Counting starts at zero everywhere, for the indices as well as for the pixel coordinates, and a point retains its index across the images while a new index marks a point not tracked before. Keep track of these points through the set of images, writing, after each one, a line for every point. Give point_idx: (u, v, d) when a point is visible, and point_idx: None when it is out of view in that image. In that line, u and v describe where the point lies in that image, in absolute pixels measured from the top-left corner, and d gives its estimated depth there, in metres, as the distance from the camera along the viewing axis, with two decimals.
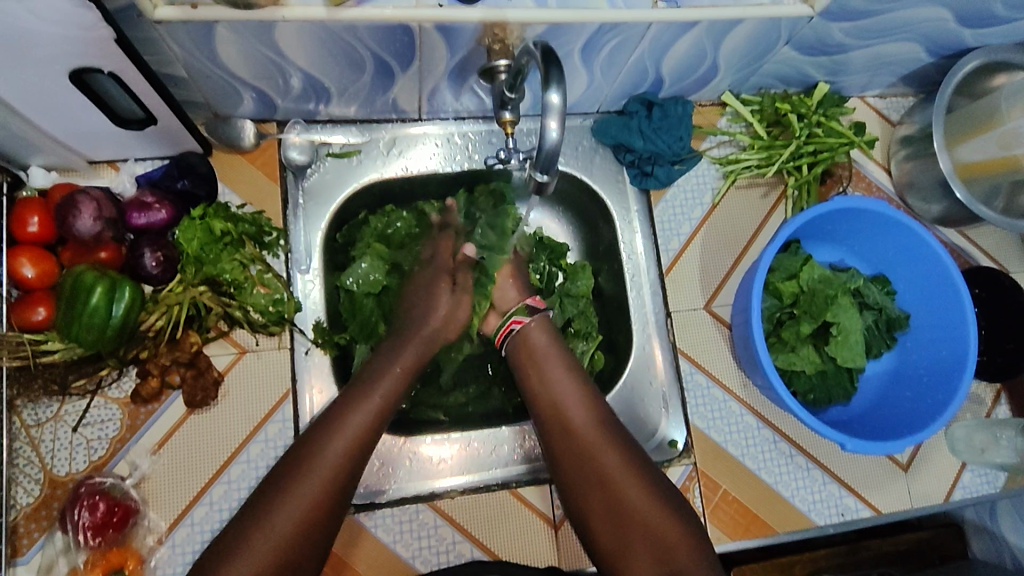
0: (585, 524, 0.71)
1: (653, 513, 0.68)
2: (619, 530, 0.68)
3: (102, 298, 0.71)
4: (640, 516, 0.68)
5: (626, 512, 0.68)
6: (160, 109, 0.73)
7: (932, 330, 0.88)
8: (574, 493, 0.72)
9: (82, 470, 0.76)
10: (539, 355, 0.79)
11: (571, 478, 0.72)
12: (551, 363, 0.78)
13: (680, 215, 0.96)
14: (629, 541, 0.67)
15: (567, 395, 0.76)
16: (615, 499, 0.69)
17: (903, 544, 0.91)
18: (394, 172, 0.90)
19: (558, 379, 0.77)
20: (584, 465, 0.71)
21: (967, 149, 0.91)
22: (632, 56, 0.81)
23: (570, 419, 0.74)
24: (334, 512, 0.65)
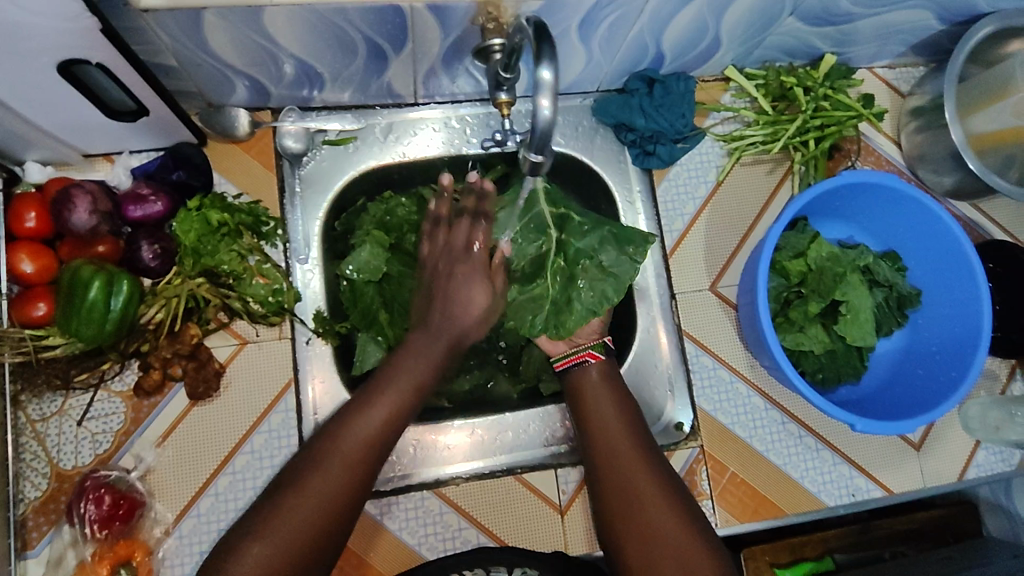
0: (616, 548, 0.70)
1: (688, 539, 0.67)
2: (649, 551, 0.67)
3: (100, 292, 0.71)
4: (674, 541, 0.67)
5: (660, 537, 0.67)
6: (153, 100, 0.72)
7: (946, 306, 0.85)
8: (609, 516, 0.71)
9: (88, 463, 0.76)
10: (590, 383, 0.79)
11: (608, 498, 0.71)
12: (602, 390, 0.78)
13: (684, 194, 0.94)
14: (659, 562, 0.66)
15: (614, 418, 0.76)
16: (649, 522, 0.68)
17: (914, 522, 0.93)
18: (392, 159, 0.89)
19: (607, 407, 0.77)
20: (622, 487, 0.71)
21: (981, 119, 0.88)
22: (632, 30, 0.79)
23: (616, 441, 0.74)
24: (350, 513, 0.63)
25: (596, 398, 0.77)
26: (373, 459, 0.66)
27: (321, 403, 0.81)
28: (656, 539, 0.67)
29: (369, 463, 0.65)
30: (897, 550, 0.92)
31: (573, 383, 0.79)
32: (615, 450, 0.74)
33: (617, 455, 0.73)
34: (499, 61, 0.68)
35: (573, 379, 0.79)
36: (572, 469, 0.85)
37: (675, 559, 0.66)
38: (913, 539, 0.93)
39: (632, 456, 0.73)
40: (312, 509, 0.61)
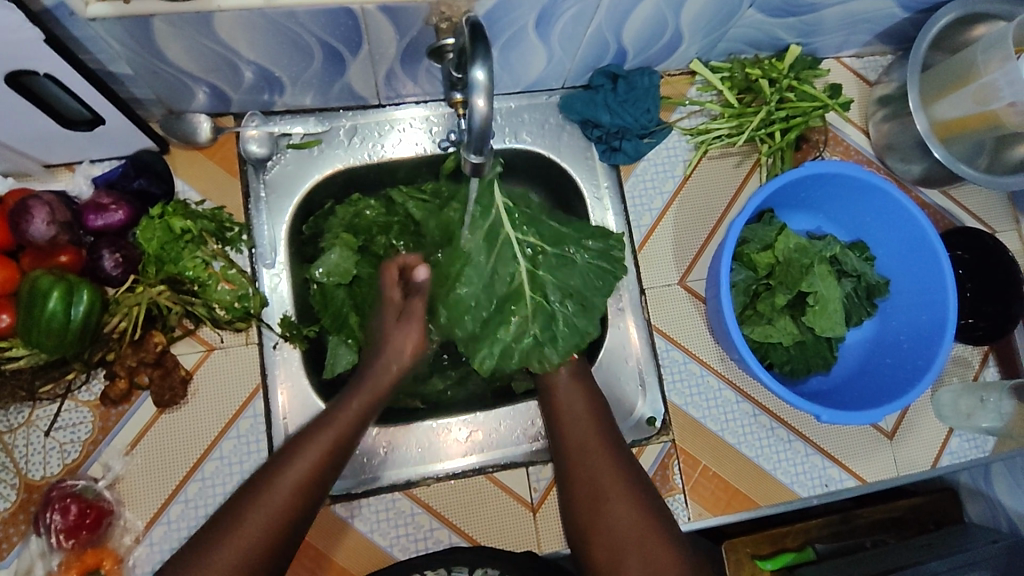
0: (583, 544, 0.71)
1: (648, 535, 0.68)
2: (614, 551, 0.68)
3: (59, 302, 0.70)
4: (638, 537, 0.68)
5: (623, 532, 0.69)
6: (108, 109, 0.72)
7: (914, 294, 0.85)
8: (576, 513, 0.72)
9: (57, 473, 0.77)
10: (560, 381, 0.80)
11: (575, 495, 0.73)
12: (574, 389, 0.79)
13: (652, 189, 0.94)
14: (625, 559, 0.68)
15: (584, 416, 0.77)
16: (612, 518, 0.70)
17: (896, 510, 0.93)
18: (357, 161, 0.89)
19: (575, 405, 0.78)
20: (590, 486, 0.72)
21: (945, 106, 0.87)
22: (590, 26, 0.79)
23: (584, 439, 0.76)
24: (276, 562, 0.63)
25: (567, 396, 0.79)
26: (298, 512, 0.65)
27: (290, 408, 0.81)
28: (621, 540, 0.68)
29: (294, 516, 0.64)
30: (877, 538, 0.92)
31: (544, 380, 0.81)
32: (584, 446, 0.75)
33: (585, 453, 0.75)
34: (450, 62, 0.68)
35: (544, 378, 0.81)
36: (544, 466, 0.85)
37: (640, 557, 0.67)
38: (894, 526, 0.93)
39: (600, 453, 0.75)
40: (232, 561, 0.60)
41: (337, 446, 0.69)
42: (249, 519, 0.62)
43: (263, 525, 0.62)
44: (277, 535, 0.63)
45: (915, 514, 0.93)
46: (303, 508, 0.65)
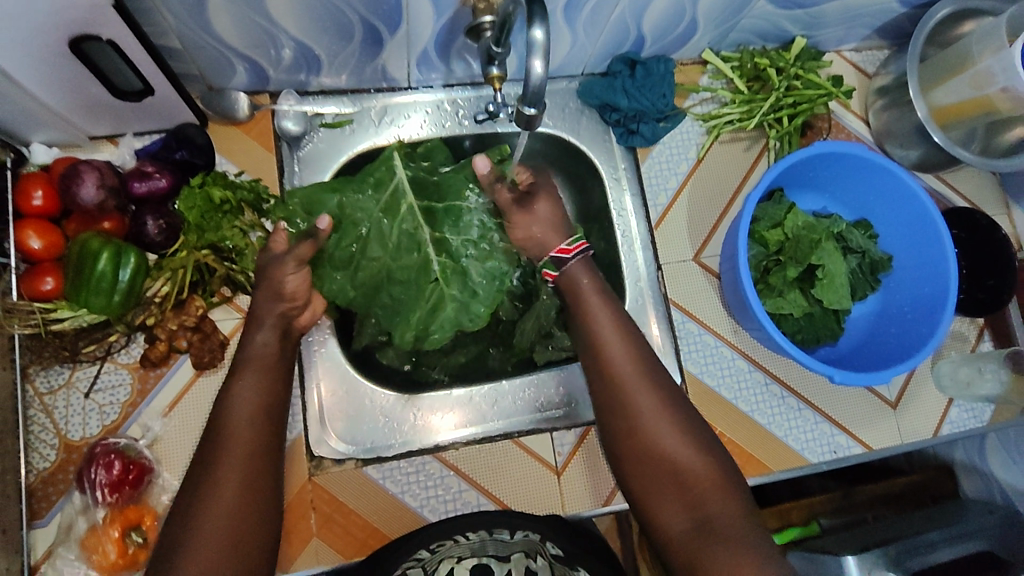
0: (623, 467, 0.73)
1: (688, 461, 0.70)
2: (658, 476, 0.70)
3: (108, 263, 0.73)
4: (677, 464, 0.70)
5: (664, 459, 0.70)
6: (159, 79, 0.75)
7: (916, 268, 0.90)
8: (614, 441, 0.74)
9: (96, 434, 0.78)
10: (585, 297, 0.80)
11: (613, 424, 0.74)
12: (598, 300, 0.79)
13: (667, 169, 0.98)
14: (662, 485, 0.70)
15: (610, 340, 0.77)
16: (654, 447, 0.71)
17: (897, 487, 1.13)
18: (387, 140, 0.92)
19: (608, 334, 0.77)
20: (621, 413, 0.73)
21: (942, 92, 0.92)
22: (614, 11, 0.83)
23: (614, 364, 0.75)
24: (261, 534, 0.64)
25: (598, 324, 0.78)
26: (257, 495, 0.65)
27: (324, 376, 0.86)
28: (662, 462, 0.70)
29: (252, 501, 0.65)
30: (878, 512, 1.11)
31: (568, 287, 0.81)
32: (620, 374, 0.75)
33: (616, 381, 0.75)
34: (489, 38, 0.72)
35: (565, 287, 0.81)
36: (567, 431, 0.89)
37: (675, 483, 0.69)
38: None
39: (634, 384, 0.74)
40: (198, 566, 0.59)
41: (266, 428, 0.70)
42: (199, 525, 0.61)
43: (215, 528, 0.61)
44: (243, 523, 0.63)
45: (913, 489, 1.12)
46: (254, 499, 0.65)
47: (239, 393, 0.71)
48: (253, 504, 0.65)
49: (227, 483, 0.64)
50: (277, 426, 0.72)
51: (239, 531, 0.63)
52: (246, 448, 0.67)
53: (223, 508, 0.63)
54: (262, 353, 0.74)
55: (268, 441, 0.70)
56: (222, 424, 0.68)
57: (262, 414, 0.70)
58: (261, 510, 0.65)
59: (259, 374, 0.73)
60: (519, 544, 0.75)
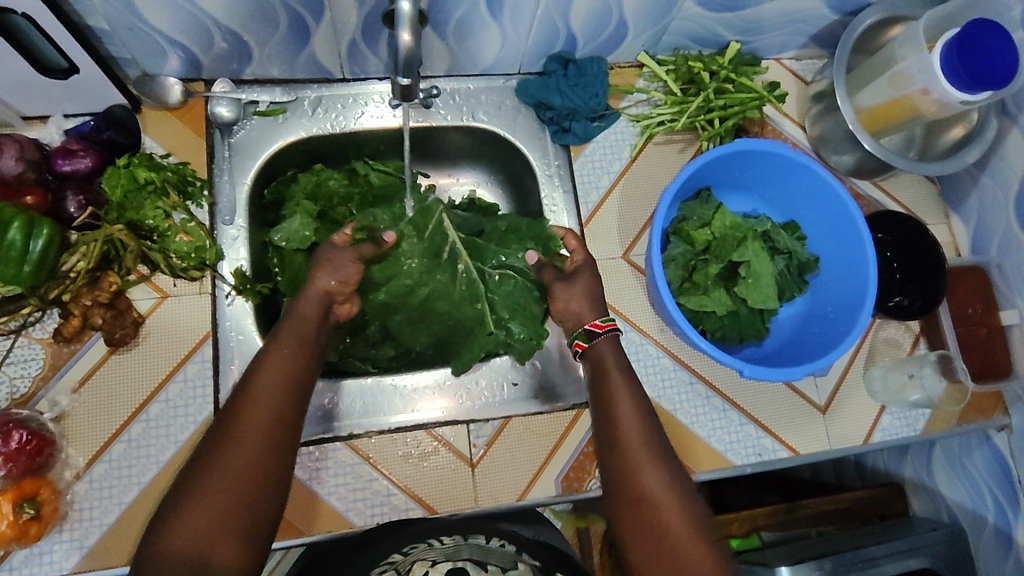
0: (614, 516, 0.72)
1: (676, 515, 0.69)
2: (641, 529, 0.69)
3: (20, 232, 0.74)
4: (664, 516, 0.69)
5: (653, 511, 0.69)
6: (82, 58, 0.77)
7: (841, 269, 0.89)
8: (612, 489, 0.73)
9: (4, 406, 0.78)
10: (606, 361, 0.80)
11: (609, 473, 0.73)
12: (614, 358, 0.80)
13: (599, 168, 0.99)
14: (649, 537, 0.68)
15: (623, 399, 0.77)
16: (647, 495, 0.70)
17: (844, 502, 1.10)
18: (320, 130, 0.94)
19: (618, 383, 0.78)
20: (622, 467, 0.72)
21: (867, 94, 0.93)
22: (538, 8, 0.85)
23: (619, 418, 0.75)
24: (262, 513, 0.63)
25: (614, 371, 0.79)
26: (265, 469, 0.65)
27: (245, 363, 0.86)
28: (646, 511, 0.69)
29: (259, 473, 0.64)
30: (821, 527, 1.09)
31: (593, 359, 0.81)
32: (619, 423, 0.75)
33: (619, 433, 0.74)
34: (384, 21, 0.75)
35: (591, 359, 0.82)
36: (485, 424, 0.88)
37: (662, 537, 0.68)
38: (839, 517, 1.09)
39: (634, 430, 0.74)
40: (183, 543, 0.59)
41: (289, 406, 0.69)
42: (193, 500, 0.61)
43: (208, 508, 0.61)
44: (246, 497, 0.62)
45: (859, 506, 1.09)
46: (267, 466, 0.65)
47: (272, 370, 0.71)
48: (258, 485, 0.63)
49: (233, 456, 0.64)
50: (300, 409, 0.71)
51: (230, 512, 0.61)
52: (264, 426, 0.66)
53: (225, 479, 0.62)
54: (300, 334, 0.75)
55: (291, 425, 0.69)
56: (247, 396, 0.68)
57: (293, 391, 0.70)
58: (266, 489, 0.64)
59: (293, 359, 0.72)
60: (495, 554, 0.76)
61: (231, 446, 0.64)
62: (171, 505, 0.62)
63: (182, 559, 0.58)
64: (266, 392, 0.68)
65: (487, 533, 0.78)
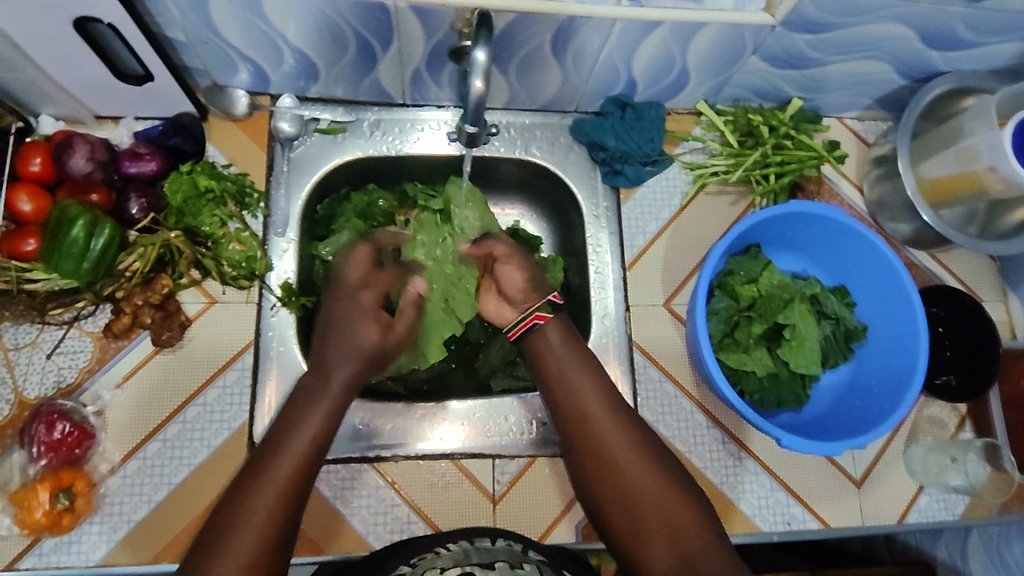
0: (598, 508, 0.70)
1: (670, 498, 0.67)
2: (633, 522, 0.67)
3: (82, 230, 0.76)
4: (656, 503, 0.67)
5: (643, 499, 0.67)
6: (159, 68, 0.80)
7: (889, 341, 0.87)
8: (592, 483, 0.70)
9: (50, 395, 0.81)
10: (554, 348, 0.76)
11: (585, 465, 0.70)
12: (559, 336, 0.77)
13: (648, 214, 0.98)
14: (642, 527, 0.66)
15: (586, 387, 0.73)
16: (632, 485, 0.68)
17: None
18: (377, 151, 0.96)
19: (574, 372, 0.74)
20: (599, 455, 0.70)
21: (931, 166, 0.91)
22: (602, 52, 0.86)
23: (587, 408, 0.72)
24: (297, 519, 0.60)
25: (560, 355, 0.76)
26: (309, 476, 0.62)
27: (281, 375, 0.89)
28: (636, 502, 0.67)
29: (307, 478, 0.61)
30: None
31: (537, 344, 0.77)
32: (585, 413, 0.72)
33: (588, 423, 0.71)
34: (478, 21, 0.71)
35: (535, 342, 0.77)
36: (510, 460, 0.88)
37: (659, 524, 0.66)
38: None
39: (602, 416, 0.71)
40: (250, 547, 0.57)
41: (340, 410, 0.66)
42: (253, 501, 0.58)
43: (271, 508, 0.58)
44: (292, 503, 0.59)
45: None
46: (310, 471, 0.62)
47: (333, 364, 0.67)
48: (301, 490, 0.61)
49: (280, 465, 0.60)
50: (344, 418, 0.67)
51: (293, 508, 0.59)
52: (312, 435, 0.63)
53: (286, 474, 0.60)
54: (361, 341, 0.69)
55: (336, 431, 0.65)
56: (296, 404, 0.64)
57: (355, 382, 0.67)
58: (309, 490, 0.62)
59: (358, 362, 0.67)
60: (503, 553, 0.71)
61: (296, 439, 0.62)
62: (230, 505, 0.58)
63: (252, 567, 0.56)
64: (325, 397, 0.65)
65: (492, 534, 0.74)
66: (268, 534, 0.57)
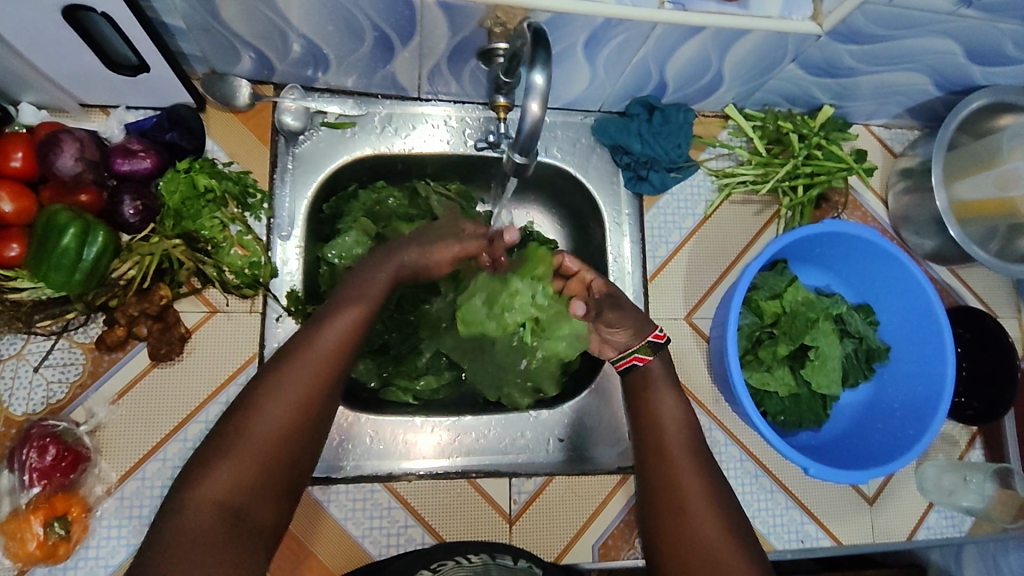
0: (653, 547, 0.65)
1: (730, 557, 0.62)
2: (688, 559, 0.62)
3: (73, 239, 0.70)
4: (715, 556, 0.62)
5: (701, 548, 0.62)
6: (155, 58, 0.72)
7: (913, 365, 0.86)
8: (654, 521, 0.66)
9: (39, 411, 0.75)
10: (655, 380, 0.73)
11: (653, 499, 0.67)
12: (661, 370, 0.74)
13: (671, 223, 0.95)
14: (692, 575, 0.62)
15: (669, 417, 0.71)
16: (694, 533, 0.63)
17: None
18: (389, 149, 0.89)
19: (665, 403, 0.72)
20: (666, 489, 0.66)
21: (963, 186, 0.89)
22: (637, 55, 0.80)
23: (667, 440, 0.69)
24: (278, 480, 0.56)
25: (657, 392, 0.73)
26: (305, 437, 0.57)
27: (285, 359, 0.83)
28: (694, 552, 0.62)
29: (298, 439, 0.56)
30: None
31: (637, 375, 0.74)
32: (662, 447, 0.69)
33: (666, 455, 0.68)
34: (526, 41, 0.60)
35: (635, 377, 0.74)
36: (527, 479, 0.85)
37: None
38: None
39: (679, 454, 0.68)
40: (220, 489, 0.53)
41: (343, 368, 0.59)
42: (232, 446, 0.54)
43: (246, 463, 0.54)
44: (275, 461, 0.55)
45: None
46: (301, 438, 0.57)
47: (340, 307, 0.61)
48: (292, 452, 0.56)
49: (270, 413, 0.56)
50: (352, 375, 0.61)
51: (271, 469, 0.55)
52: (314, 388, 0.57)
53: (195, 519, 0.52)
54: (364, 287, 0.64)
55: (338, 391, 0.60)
56: (296, 346, 0.58)
57: (340, 361, 0.59)
58: (302, 453, 0.57)
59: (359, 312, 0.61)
60: None
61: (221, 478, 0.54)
62: (187, 475, 0.54)
63: (217, 518, 0.52)
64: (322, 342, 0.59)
65: (515, 554, 0.71)
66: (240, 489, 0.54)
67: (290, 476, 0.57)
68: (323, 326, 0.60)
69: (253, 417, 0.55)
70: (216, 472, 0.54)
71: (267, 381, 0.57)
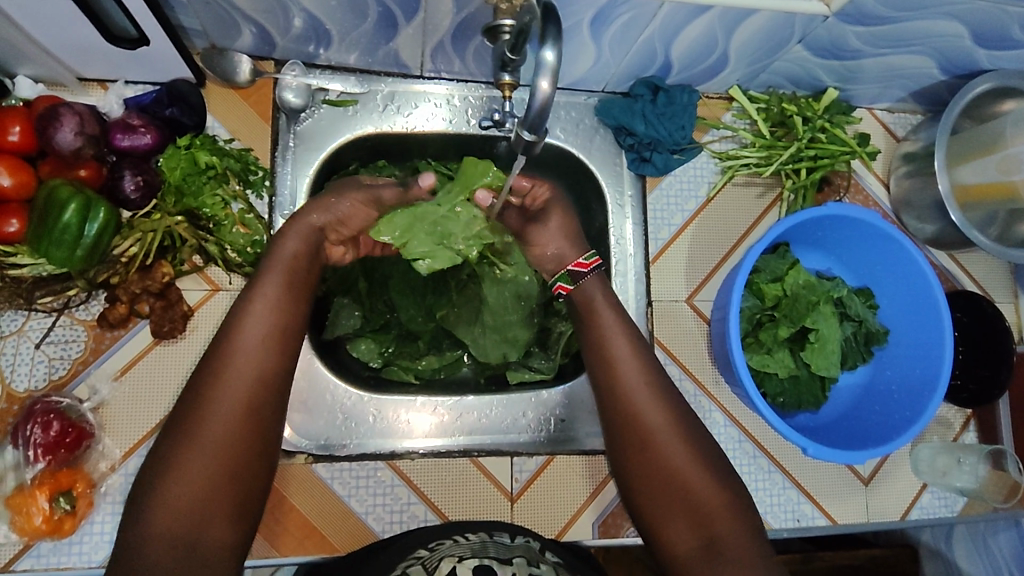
0: (628, 483, 0.71)
1: (696, 480, 0.68)
2: (661, 494, 0.68)
3: (75, 215, 0.70)
4: (684, 483, 0.68)
5: (670, 477, 0.68)
6: (155, 31, 0.71)
7: (912, 349, 0.87)
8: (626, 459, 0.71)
9: (41, 387, 0.75)
10: (604, 319, 0.77)
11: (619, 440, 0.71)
12: (610, 315, 0.77)
13: (674, 205, 0.95)
14: (666, 502, 0.68)
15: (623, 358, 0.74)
16: (663, 466, 0.69)
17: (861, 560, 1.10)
18: (392, 128, 0.88)
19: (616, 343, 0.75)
20: (632, 429, 0.70)
21: (967, 171, 0.89)
22: (643, 34, 0.80)
23: (625, 379, 0.72)
24: (262, 429, 0.62)
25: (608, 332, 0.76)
26: (271, 385, 0.63)
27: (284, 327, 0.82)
28: (666, 482, 0.68)
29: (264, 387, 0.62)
30: None
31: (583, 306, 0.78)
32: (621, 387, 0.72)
33: (625, 396, 0.72)
34: (535, 17, 0.60)
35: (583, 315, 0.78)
36: (528, 458, 0.86)
37: (679, 498, 0.68)
38: None
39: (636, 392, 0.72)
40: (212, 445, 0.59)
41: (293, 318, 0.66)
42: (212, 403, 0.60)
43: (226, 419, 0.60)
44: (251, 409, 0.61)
45: None
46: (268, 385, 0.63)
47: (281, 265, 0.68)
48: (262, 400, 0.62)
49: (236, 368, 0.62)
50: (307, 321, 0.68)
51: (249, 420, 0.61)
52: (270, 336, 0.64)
53: (158, 530, 0.57)
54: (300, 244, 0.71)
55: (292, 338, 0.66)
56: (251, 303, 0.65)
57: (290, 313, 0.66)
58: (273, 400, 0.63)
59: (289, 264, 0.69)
60: (521, 548, 0.68)
61: (181, 482, 0.58)
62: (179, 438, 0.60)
63: (215, 469, 0.59)
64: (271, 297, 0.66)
65: (512, 531, 0.72)
66: (229, 440, 0.60)
67: (268, 422, 0.63)
68: (251, 320, 0.64)
69: (197, 417, 0.60)
70: (180, 463, 0.58)
71: (201, 386, 0.61)
